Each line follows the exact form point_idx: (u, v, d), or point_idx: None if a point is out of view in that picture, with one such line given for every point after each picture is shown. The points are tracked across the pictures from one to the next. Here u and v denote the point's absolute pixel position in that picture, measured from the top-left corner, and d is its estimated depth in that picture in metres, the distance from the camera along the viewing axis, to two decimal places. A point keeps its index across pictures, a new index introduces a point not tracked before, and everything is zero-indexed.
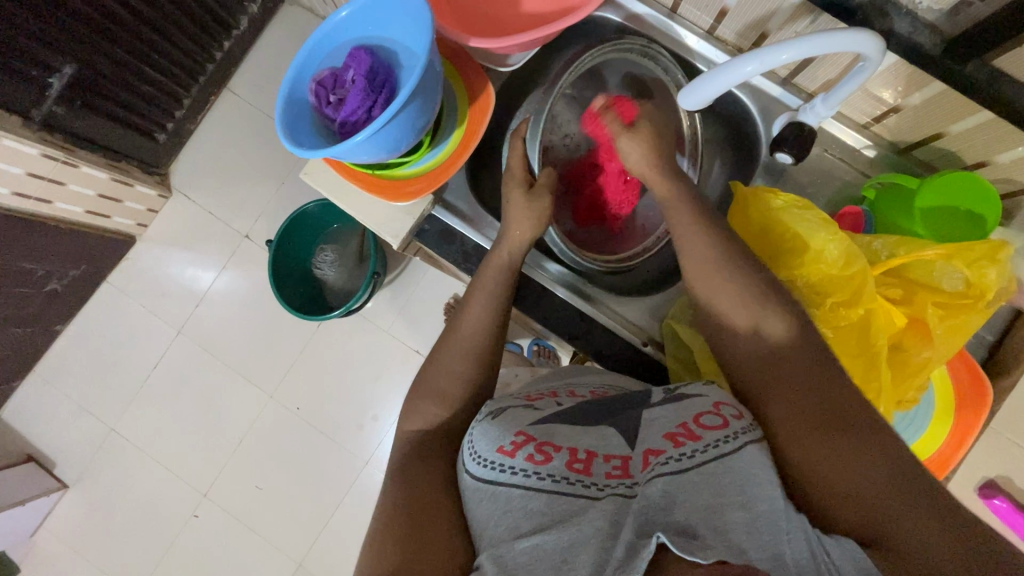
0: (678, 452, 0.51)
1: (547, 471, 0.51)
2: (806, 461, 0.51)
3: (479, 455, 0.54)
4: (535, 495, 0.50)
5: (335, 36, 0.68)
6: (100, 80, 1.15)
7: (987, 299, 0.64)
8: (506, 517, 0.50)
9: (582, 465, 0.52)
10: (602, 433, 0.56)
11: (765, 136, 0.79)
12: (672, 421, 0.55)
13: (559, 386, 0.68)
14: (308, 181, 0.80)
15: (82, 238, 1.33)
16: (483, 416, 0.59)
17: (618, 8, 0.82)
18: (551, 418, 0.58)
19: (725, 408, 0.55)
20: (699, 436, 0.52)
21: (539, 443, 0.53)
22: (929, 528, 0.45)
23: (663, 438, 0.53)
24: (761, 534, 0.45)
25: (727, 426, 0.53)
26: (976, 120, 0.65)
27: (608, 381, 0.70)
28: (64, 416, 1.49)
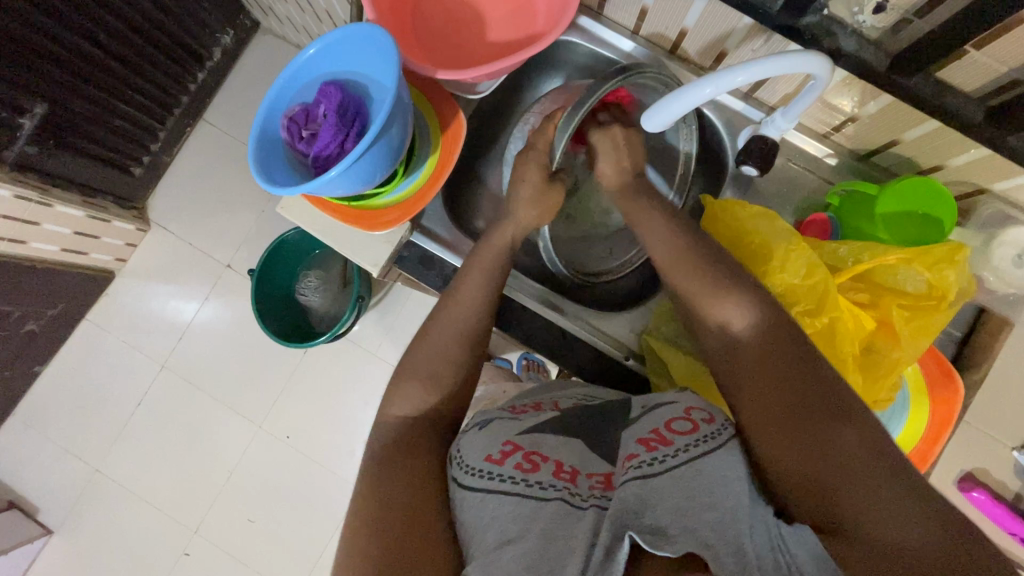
0: (651, 456, 0.51)
1: (535, 479, 0.52)
2: (771, 455, 0.51)
3: (468, 463, 0.55)
4: (523, 501, 0.50)
5: (304, 73, 0.69)
6: (73, 117, 1.15)
7: (949, 300, 0.66)
8: (493, 524, 0.50)
9: (568, 476, 0.53)
10: (583, 452, 0.57)
11: (731, 148, 0.82)
12: (646, 426, 0.55)
13: (542, 399, 0.68)
14: (285, 215, 0.79)
15: (59, 277, 1.32)
16: (470, 428, 0.60)
17: (582, 31, 0.84)
18: (539, 428, 0.59)
19: (696, 412, 0.56)
20: (671, 440, 0.52)
21: (527, 452, 0.54)
22: (889, 519, 0.44)
23: (637, 443, 0.54)
24: (725, 530, 0.45)
25: (697, 430, 0.53)
26: (929, 127, 0.68)
27: (588, 394, 0.71)
28: (46, 459, 1.46)
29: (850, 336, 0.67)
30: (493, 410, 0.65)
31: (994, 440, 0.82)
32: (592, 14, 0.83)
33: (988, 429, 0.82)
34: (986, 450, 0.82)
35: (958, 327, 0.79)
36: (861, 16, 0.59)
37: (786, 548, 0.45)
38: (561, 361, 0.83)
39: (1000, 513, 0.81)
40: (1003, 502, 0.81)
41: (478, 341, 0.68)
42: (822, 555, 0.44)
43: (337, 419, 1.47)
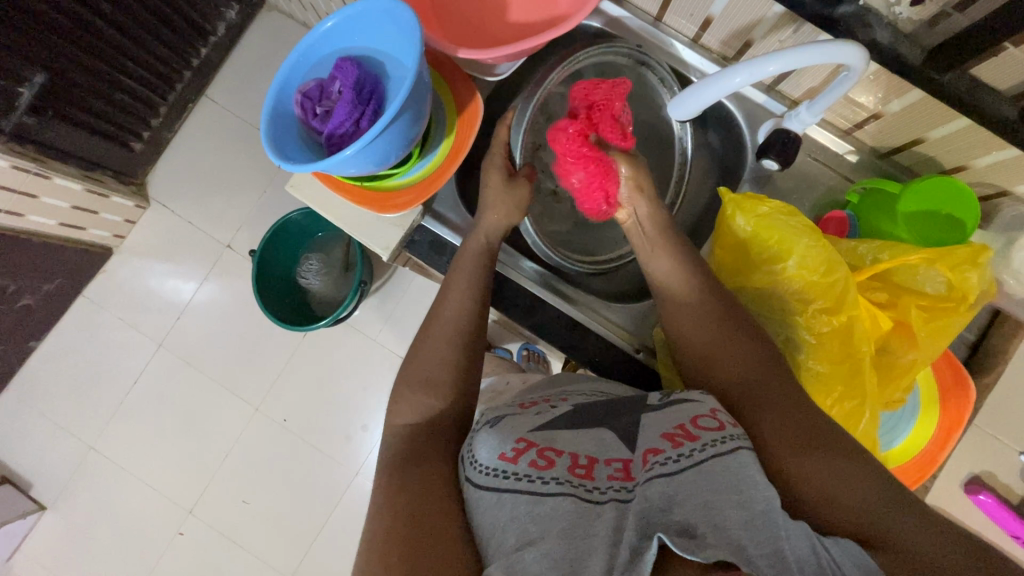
0: (676, 452, 0.51)
1: (552, 475, 0.51)
2: (799, 472, 0.52)
3: (481, 463, 0.53)
4: (542, 500, 0.49)
5: (319, 47, 0.67)
6: (74, 88, 1.12)
7: (969, 302, 0.65)
8: (512, 523, 0.49)
9: (584, 470, 0.52)
10: (602, 441, 0.56)
11: (749, 141, 0.81)
12: (669, 421, 0.55)
13: (551, 395, 0.67)
14: (295, 194, 0.78)
15: (57, 251, 1.29)
16: (481, 426, 0.59)
17: (603, 16, 0.82)
18: (550, 423, 0.58)
19: (721, 413, 0.56)
20: (696, 436, 0.53)
21: (541, 448, 0.53)
22: (920, 529, 0.48)
23: (661, 438, 0.53)
24: (758, 531, 0.46)
25: (722, 429, 0.54)
26: (955, 127, 0.67)
27: (599, 390, 0.70)
28: (40, 436, 1.44)
29: (866, 335, 0.67)
30: (502, 405, 0.65)
31: (1000, 443, 0.82)
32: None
33: (994, 432, 0.82)
34: (989, 453, 0.83)
35: (971, 330, 0.79)
36: (897, 7, 0.58)
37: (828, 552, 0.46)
38: (571, 352, 0.82)
39: (1003, 515, 0.81)
40: (1008, 505, 0.81)
41: (473, 328, 0.70)
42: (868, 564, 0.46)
43: (336, 404, 1.46)
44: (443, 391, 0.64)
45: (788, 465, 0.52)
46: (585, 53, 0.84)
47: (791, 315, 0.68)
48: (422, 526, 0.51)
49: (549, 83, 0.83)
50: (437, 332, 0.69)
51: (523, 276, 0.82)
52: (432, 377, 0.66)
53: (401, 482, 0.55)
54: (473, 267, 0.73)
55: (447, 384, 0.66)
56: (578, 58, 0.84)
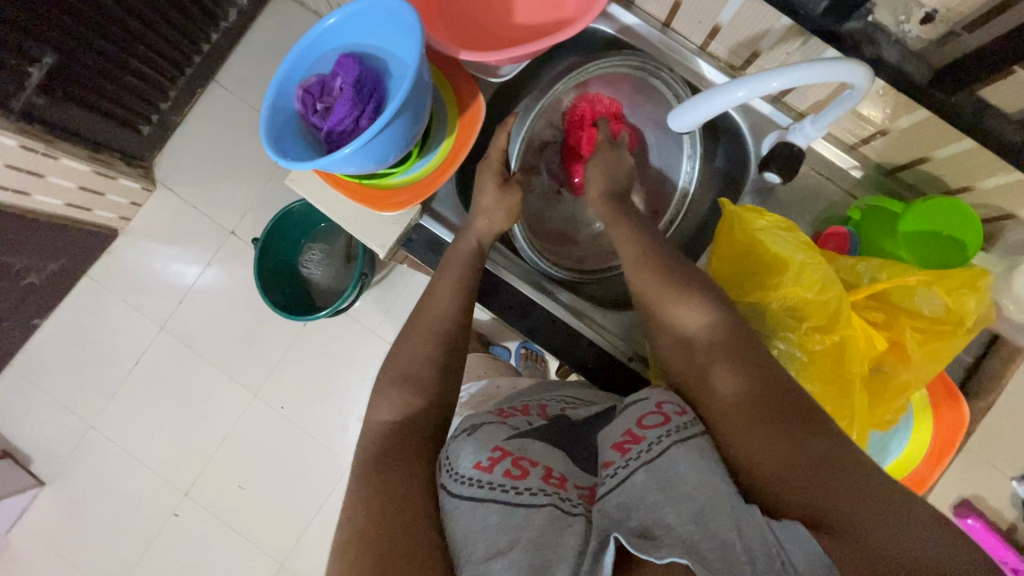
0: (625, 460, 0.52)
1: (524, 486, 0.51)
2: (750, 457, 0.51)
3: (456, 471, 0.54)
4: (514, 510, 0.49)
5: (322, 43, 0.67)
6: (82, 70, 1.13)
7: (966, 325, 0.65)
8: (483, 534, 0.49)
9: (557, 480, 0.53)
10: (567, 463, 0.56)
11: (753, 153, 0.80)
12: (618, 429, 0.56)
13: (530, 402, 0.68)
14: (294, 188, 0.77)
15: (63, 231, 1.31)
16: (458, 434, 0.59)
17: (610, 19, 0.81)
18: (527, 433, 0.59)
19: (668, 405, 0.56)
20: (642, 437, 0.53)
21: (515, 458, 0.54)
22: (882, 521, 0.46)
23: (612, 448, 0.54)
24: (709, 527, 0.45)
25: (667, 423, 0.54)
26: (961, 147, 0.66)
27: (577, 395, 0.71)
28: (42, 412, 1.46)
29: (860, 354, 0.66)
30: (481, 413, 0.65)
31: (992, 467, 0.82)
32: (622, 2, 0.80)
33: (986, 456, 0.81)
34: (980, 476, 0.82)
35: (969, 352, 0.78)
36: (907, 25, 0.57)
37: (780, 546, 0.44)
38: (563, 357, 0.82)
39: (994, 542, 0.80)
40: (996, 531, 0.80)
41: (462, 327, 0.70)
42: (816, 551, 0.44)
43: (331, 394, 1.47)
44: (431, 392, 0.65)
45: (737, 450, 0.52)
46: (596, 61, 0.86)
47: (782, 330, 0.67)
48: (402, 525, 0.51)
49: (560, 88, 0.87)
50: (422, 330, 0.69)
51: (518, 279, 0.82)
52: (420, 377, 0.66)
53: (381, 481, 0.55)
54: (465, 270, 0.73)
55: (439, 384, 0.66)
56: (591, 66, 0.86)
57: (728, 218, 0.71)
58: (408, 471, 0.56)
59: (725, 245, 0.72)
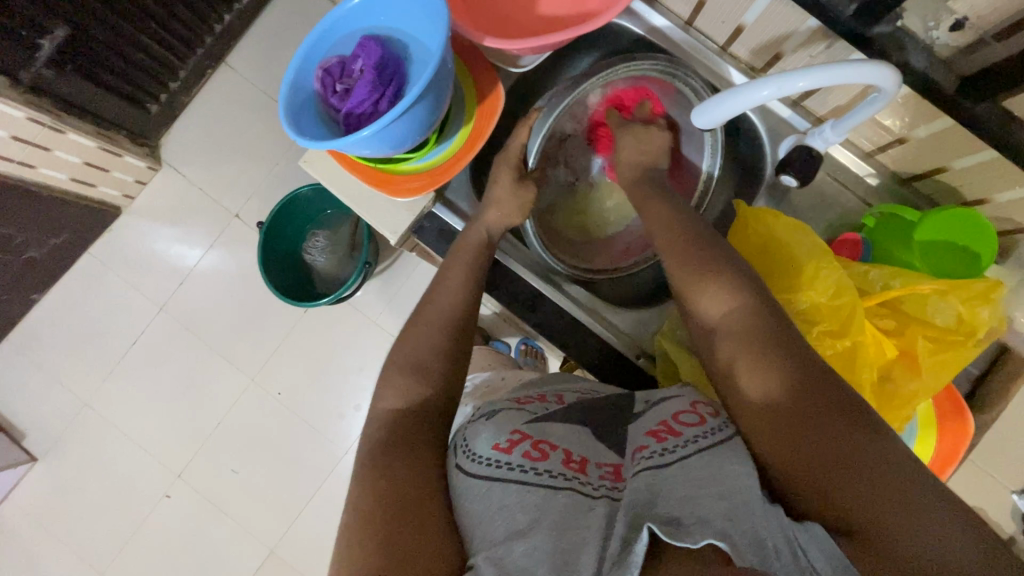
0: (661, 447, 0.54)
1: (544, 467, 0.52)
2: (772, 455, 0.51)
3: (476, 452, 0.54)
4: (531, 489, 0.50)
5: (344, 24, 0.66)
6: (92, 44, 1.13)
7: (977, 337, 0.64)
8: (501, 513, 0.49)
9: (577, 465, 0.54)
10: (592, 442, 0.57)
11: (770, 156, 0.80)
12: (654, 421, 0.58)
13: (546, 390, 0.68)
14: (307, 170, 0.77)
15: (65, 206, 1.30)
16: (478, 417, 0.60)
17: (633, 16, 0.80)
18: (544, 417, 0.59)
19: (702, 406, 0.59)
20: (679, 432, 0.55)
21: (535, 441, 0.55)
22: (914, 522, 0.43)
23: (646, 435, 0.56)
24: (740, 519, 0.45)
25: (703, 424, 0.56)
26: (981, 158, 0.66)
27: (591, 387, 0.71)
28: (37, 388, 1.45)
29: (870, 361, 0.66)
30: (498, 399, 0.65)
31: (992, 478, 0.82)
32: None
33: (987, 467, 0.82)
34: (982, 489, 0.82)
35: (976, 365, 0.78)
36: (935, 31, 0.57)
37: (803, 551, 0.44)
38: (570, 353, 0.81)
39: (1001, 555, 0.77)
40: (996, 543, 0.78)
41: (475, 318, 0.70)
42: (835, 553, 0.44)
43: (330, 382, 1.46)
44: (439, 380, 0.64)
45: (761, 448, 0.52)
46: (626, 65, 0.80)
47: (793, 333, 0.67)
48: (409, 510, 0.51)
49: (586, 86, 0.82)
50: (439, 313, 0.69)
51: (528, 272, 0.82)
52: (427, 366, 0.65)
53: (390, 465, 0.55)
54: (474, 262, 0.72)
55: (449, 373, 0.66)
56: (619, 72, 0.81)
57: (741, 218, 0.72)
58: (414, 459, 0.56)
59: (741, 247, 0.73)
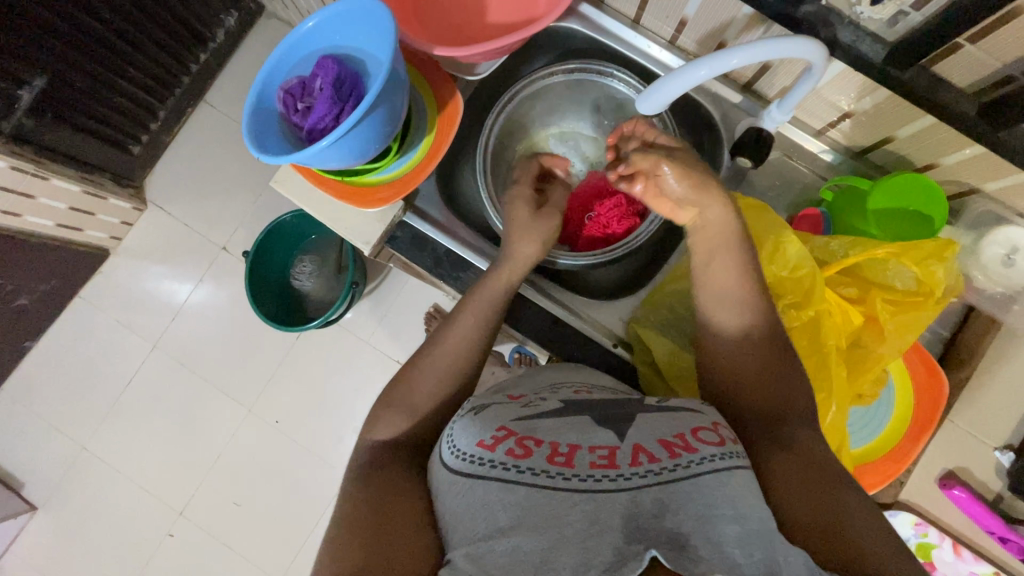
0: (672, 463, 0.51)
1: (527, 465, 0.51)
2: (794, 504, 0.51)
3: (459, 448, 0.54)
4: (513, 488, 0.50)
5: (302, 46, 0.69)
6: (72, 91, 1.16)
7: (937, 296, 0.66)
8: (483, 509, 0.50)
9: (564, 458, 0.52)
10: (586, 427, 0.56)
11: (726, 140, 0.82)
12: (668, 428, 0.55)
13: (542, 389, 0.67)
14: (280, 190, 0.79)
15: (53, 252, 1.32)
16: (466, 412, 0.60)
17: (583, 18, 0.83)
18: (534, 415, 0.58)
19: (722, 428, 0.57)
20: (695, 448, 0.53)
21: (520, 437, 0.54)
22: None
23: (659, 444, 0.53)
24: (753, 548, 0.45)
25: (722, 444, 0.53)
26: (923, 124, 0.68)
27: (591, 381, 0.71)
28: (34, 436, 1.45)
29: (834, 329, 0.68)
30: (491, 396, 0.65)
31: (977, 441, 0.79)
32: (594, 3, 0.83)
33: (970, 429, 0.79)
34: (962, 448, 0.79)
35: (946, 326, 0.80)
36: (859, 7, 0.59)
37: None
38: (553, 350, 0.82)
39: (979, 510, 0.78)
40: (982, 499, 0.78)
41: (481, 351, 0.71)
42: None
43: (325, 407, 1.46)
44: None
45: (781, 495, 0.51)
46: (547, 71, 0.84)
47: None
48: (395, 517, 0.53)
49: (512, 98, 0.84)
50: (458, 335, 0.70)
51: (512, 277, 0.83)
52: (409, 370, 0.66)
53: None
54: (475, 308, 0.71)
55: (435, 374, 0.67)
56: (542, 78, 0.84)
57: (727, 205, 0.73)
58: None
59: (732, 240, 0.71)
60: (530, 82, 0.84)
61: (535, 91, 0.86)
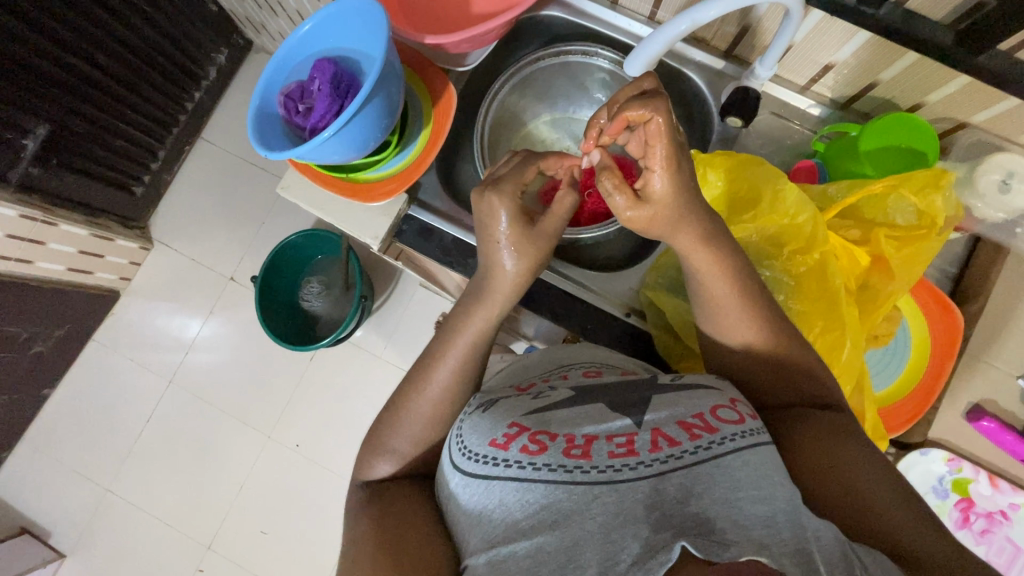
0: (693, 445, 0.50)
1: (543, 462, 0.51)
2: (818, 482, 0.53)
3: (470, 449, 0.54)
4: (531, 486, 0.50)
5: (300, 51, 0.72)
6: (75, 138, 1.19)
7: (939, 227, 0.67)
8: (501, 509, 0.51)
9: (580, 450, 0.51)
10: (601, 416, 0.54)
11: (714, 106, 0.84)
12: (687, 409, 0.54)
13: (550, 374, 0.67)
14: (286, 196, 0.81)
15: (65, 297, 1.34)
16: (474, 409, 0.59)
17: (563, 5, 0.86)
18: (544, 405, 0.57)
19: (741, 404, 0.55)
20: (716, 428, 0.52)
21: (533, 433, 0.53)
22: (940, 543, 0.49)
23: (678, 427, 0.52)
24: (780, 528, 0.45)
25: (742, 422, 0.53)
26: (904, 64, 0.70)
27: (600, 359, 0.70)
28: (57, 482, 1.46)
29: (841, 270, 0.69)
30: (499, 390, 0.64)
31: (998, 372, 0.79)
32: None
33: (991, 360, 0.79)
34: (987, 381, 0.79)
35: (952, 263, 0.81)
36: None
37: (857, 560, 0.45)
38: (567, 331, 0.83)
39: (1010, 440, 0.78)
40: (1012, 429, 0.77)
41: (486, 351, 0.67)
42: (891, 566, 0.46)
43: (344, 426, 1.47)
44: (441, 373, 0.65)
45: (805, 473, 0.54)
46: (533, 57, 0.87)
47: (767, 258, 0.71)
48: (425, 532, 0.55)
49: (501, 84, 0.87)
50: (462, 323, 0.66)
51: None
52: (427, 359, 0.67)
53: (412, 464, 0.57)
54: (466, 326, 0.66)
55: (444, 372, 0.65)
56: (529, 64, 0.87)
57: (722, 167, 0.73)
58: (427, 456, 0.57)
59: (733, 211, 0.73)
60: (518, 70, 0.87)
61: (524, 78, 0.89)
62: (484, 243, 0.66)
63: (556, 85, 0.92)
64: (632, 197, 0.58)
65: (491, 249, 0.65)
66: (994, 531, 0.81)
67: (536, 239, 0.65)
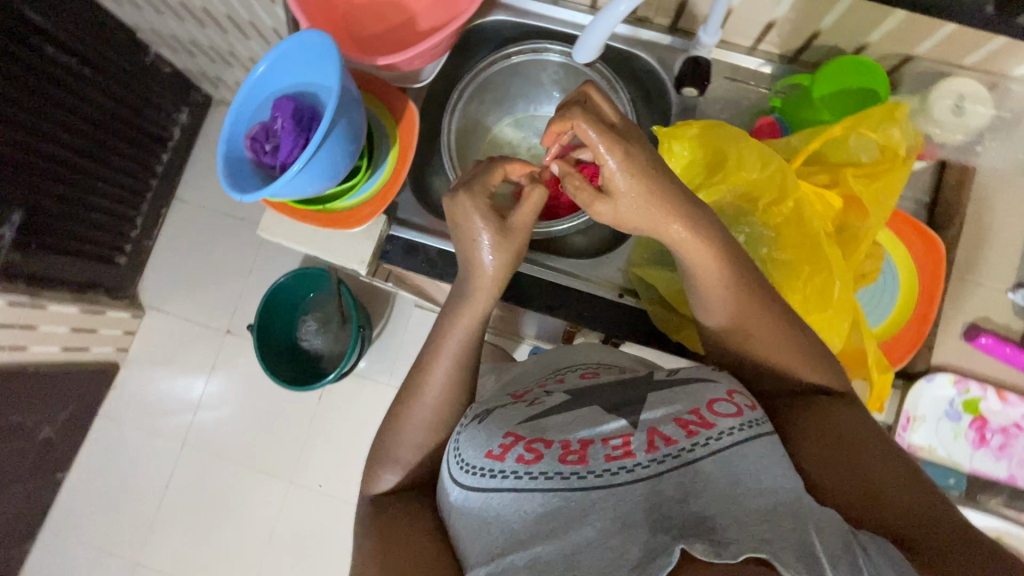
0: (690, 442, 0.51)
1: (539, 470, 0.51)
2: (823, 475, 0.54)
3: (467, 462, 0.54)
4: (527, 496, 0.50)
5: (258, 92, 0.73)
6: (51, 218, 1.19)
7: (902, 157, 0.70)
8: (498, 520, 0.51)
9: (576, 456, 0.52)
10: (597, 418, 0.55)
11: (668, 80, 0.85)
12: (684, 405, 0.54)
13: (547, 379, 0.67)
14: (268, 237, 0.82)
15: (64, 379, 1.33)
16: (470, 421, 0.59)
17: (507, 9, 0.88)
18: (539, 412, 0.58)
19: (739, 396, 0.55)
20: (712, 423, 0.52)
21: (528, 442, 0.53)
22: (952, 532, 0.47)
23: (675, 424, 0.53)
24: (780, 518, 0.46)
25: (741, 415, 0.53)
26: (842, 8, 0.72)
27: (594, 361, 0.70)
28: (85, 564, 1.44)
29: (818, 214, 0.70)
30: (495, 399, 0.65)
31: (987, 289, 0.81)
32: None
33: (978, 279, 0.81)
34: (979, 299, 0.81)
35: (924, 192, 0.83)
36: None
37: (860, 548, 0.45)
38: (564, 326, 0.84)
39: (1008, 352, 0.79)
40: (1010, 341, 0.79)
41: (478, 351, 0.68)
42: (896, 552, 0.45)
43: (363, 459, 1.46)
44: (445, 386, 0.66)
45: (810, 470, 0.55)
46: (486, 62, 0.89)
47: (744, 216, 0.73)
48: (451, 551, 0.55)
49: (461, 93, 0.88)
50: (454, 329, 0.67)
51: None
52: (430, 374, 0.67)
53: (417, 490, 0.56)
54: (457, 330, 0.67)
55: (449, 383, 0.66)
56: (484, 70, 0.89)
57: (684, 138, 0.73)
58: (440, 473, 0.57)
59: (702, 178, 0.74)
60: (474, 78, 0.89)
61: (482, 84, 0.90)
62: (461, 245, 0.67)
63: (513, 87, 0.94)
64: (597, 192, 0.60)
65: (470, 252, 0.67)
66: (1012, 444, 0.83)
67: (519, 232, 0.67)
